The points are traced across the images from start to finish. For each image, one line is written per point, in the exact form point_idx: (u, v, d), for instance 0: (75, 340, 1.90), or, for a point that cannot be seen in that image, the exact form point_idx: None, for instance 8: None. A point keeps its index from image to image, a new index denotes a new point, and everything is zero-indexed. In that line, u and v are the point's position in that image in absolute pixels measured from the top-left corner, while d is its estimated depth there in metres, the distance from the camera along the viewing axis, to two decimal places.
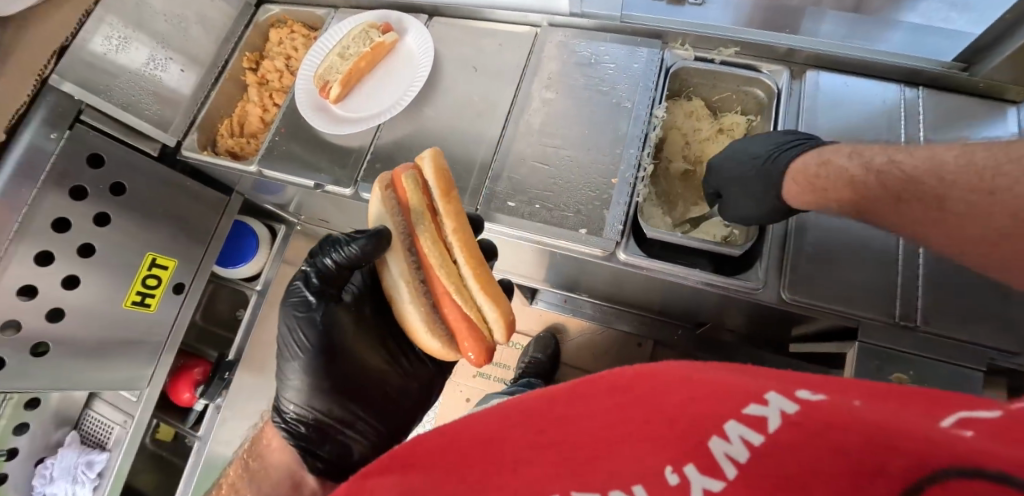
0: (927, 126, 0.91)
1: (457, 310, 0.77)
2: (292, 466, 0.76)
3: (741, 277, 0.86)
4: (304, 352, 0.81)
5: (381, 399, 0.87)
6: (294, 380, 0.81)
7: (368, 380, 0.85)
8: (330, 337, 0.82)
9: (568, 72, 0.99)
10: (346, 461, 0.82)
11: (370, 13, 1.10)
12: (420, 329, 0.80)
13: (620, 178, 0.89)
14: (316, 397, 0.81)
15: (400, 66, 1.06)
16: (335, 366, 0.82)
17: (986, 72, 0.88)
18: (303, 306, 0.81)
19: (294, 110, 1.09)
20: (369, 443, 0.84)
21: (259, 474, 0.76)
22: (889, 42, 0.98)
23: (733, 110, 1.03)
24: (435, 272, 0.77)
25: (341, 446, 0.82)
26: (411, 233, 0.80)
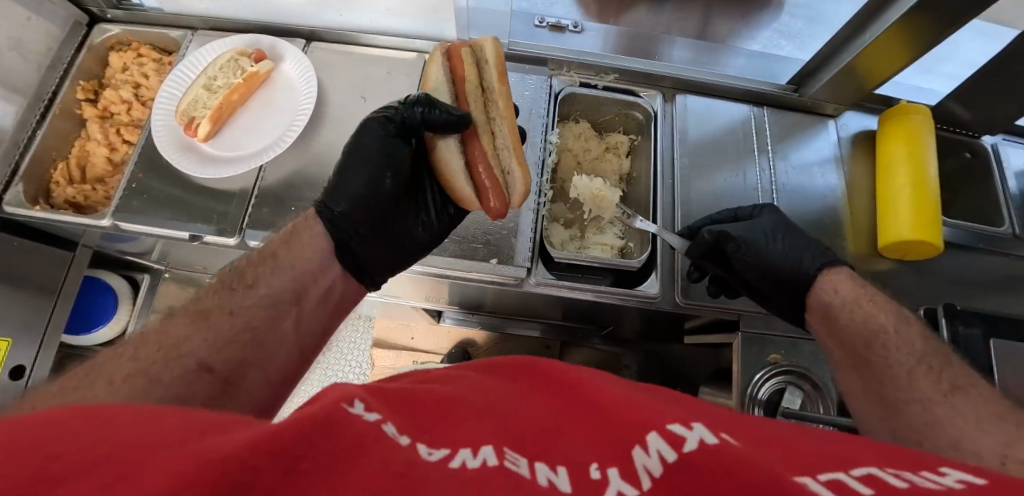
0: (771, 138, 1.07)
1: (487, 167, 0.77)
2: (323, 244, 0.72)
3: (640, 288, 0.93)
4: (368, 164, 0.74)
5: (406, 235, 0.79)
6: (347, 172, 0.75)
7: (400, 212, 0.79)
8: (382, 178, 0.74)
9: None
10: (362, 270, 0.76)
11: (237, 37, 0.99)
12: (455, 174, 0.77)
13: (524, 206, 0.92)
14: (361, 210, 0.73)
15: (279, 97, 0.97)
16: (383, 191, 0.74)
17: (812, 92, 1.06)
18: (382, 128, 0.75)
19: (152, 149, 0.96)
20: (382, 265, 0.78)
21: (285, 250, 0.69)
22: (729, 66, 1.20)
23: (617, 130, 1.11)
24: (480, 134, 0.78)
25: (358, 251, 0.74)
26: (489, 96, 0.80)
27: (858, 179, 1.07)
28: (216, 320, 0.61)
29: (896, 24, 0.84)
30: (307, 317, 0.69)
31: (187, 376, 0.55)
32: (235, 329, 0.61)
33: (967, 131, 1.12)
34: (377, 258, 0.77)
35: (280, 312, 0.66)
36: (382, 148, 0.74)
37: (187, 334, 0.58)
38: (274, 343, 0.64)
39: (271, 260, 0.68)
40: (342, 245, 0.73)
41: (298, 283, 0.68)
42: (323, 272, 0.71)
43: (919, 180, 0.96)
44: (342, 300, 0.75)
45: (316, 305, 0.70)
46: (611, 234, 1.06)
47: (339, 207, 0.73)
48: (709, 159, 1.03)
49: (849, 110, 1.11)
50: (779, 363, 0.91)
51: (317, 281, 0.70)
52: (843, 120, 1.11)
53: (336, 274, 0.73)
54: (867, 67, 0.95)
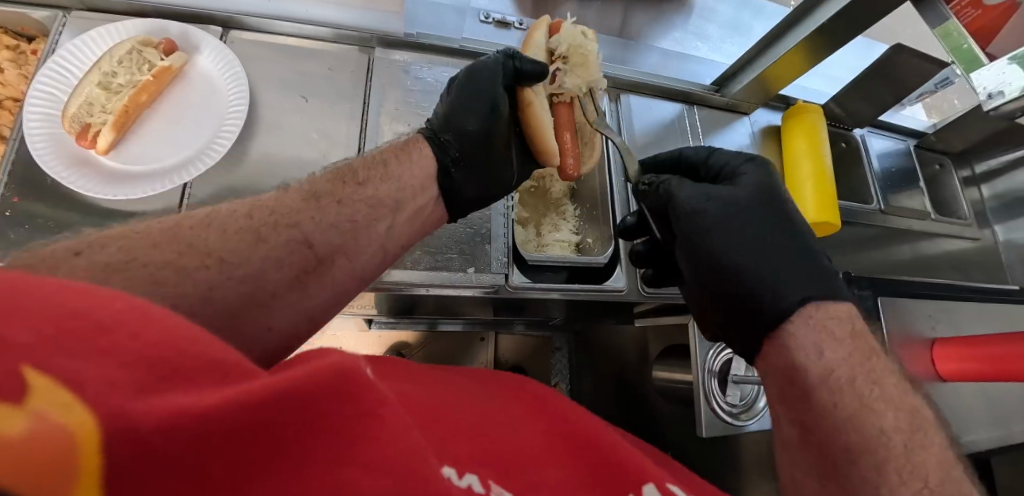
0: (703, 133, 1.17)
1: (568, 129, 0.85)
2: (427, 172, 0.70)
3: (609, 283, 0.97)
4: (475, 98, 0.74)
5: (496, 175, 0.79)
6: (454, 104, 0.75)
7: (500, 152, 0.78)
8: (488, 115, 0.74)
9: (412, 101, 0.92)
10: (459, 198, 0.73)
11: (132, 23, 0.82)
12: (546, 130, 0.80)
13: (494, 210, 0.91)
14: (467, 133, 0.73)
15: (199, 97, 0.83)
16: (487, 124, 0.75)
17: (733, 93, 1.18)
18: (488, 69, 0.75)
19: (28, 164, 0.76)
20: (471, 199, 0.76)
21: (395, 167, 0.67)
22: (646, 61, 1.28)
23: None
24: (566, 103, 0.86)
25: (459, 178, 0.73)
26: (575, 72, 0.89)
27: (768, 165, 1.22)
28: (322, 204, 0.57)
29: (805, 39, 0.97)
30: (399, 226, 0.64)
31: (287, 247, 0.52)
32: (336, 217, 0.57)
33: (841, 125, 1.31)
34: (472, 191, 0.75)
35: (378, 214, 0.60)
36: (488, 80, 0.75)
37: (297, 208, 0.55)
38: (368, 241, 0.59)
39: (382, 168, 0.65)
40: (449, 168, 0.72)
41: (398, 195, 0.64)
42: (421, 189, 0.68)
43: (818, 172, 1.13)
44: (429, 224, 0.71)
45: (407, 221, 0.65)
46: (568, 229, 1.10)
47: (450, 135, 0.74)
48: (652, 155, 1.10)
49: (760, 108, 1.25)
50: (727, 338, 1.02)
51: (416, 197, 0.67)
52: (755, 116, 1.25)
53: (431, 199, 0.70)
54: (777, 73, 1.09)
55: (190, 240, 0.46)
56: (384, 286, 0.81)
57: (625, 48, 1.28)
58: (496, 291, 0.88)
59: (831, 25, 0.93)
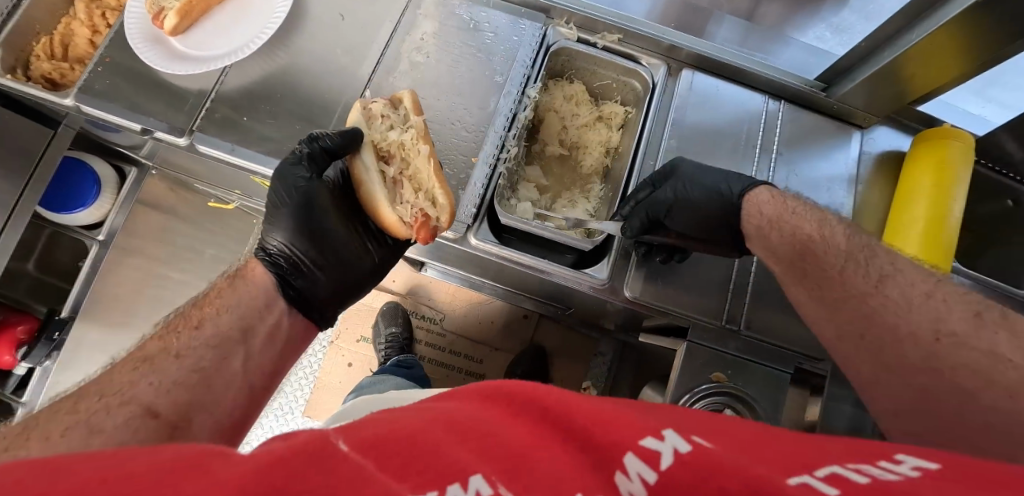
0: (780, 138, 0.95)
1: (415, 203, 0.78)
2: (269, 286, 0.77)
3: (590, 271, 0.86)
4: (286, 206, 0.78)
5: (348, 265, 0.82)
6: (275, 218, 0.79)
7: (338, 241, 0.81)
8: (308, 215, 0.79)
9: (445, 35, 0.91)
10: (311, 300, 0.80)
11: None
12: (381, 201, 0.77)
13: (481, 158, 0.84)
14: (295, 242, 0.78)
15: (255, 1, 0.92)
16: (311, 222, 0.79)
17: (840, 94, 0.93)
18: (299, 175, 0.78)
19: (124, 36, 0.94)
20: (333, 299, 0.83)
21: (239, 284, 0.75)
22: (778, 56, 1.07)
23: (613, 99, 1.01)
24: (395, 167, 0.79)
25: (309, 281, 0.80)
26: (390, 137, 0.80)
27: (870, 206, 0.94)
28: (161, 364, 0.63)
29: (945, 28, 0.70)
30: (255, 353, 0.72)
31: (130, 423, 0.56)
32: (182, 372, 0.64)
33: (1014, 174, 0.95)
34: (326, 291, 0.81)
35: (228, 351, 0.69)
36: (300, 186, 0.78)
37: (131, 377, 0.61)
38: (225, 382, 0.68)
39: (221, 298, 0.72)
40: (290, 280, 0.79)
41: (272, 294, 0.77)
42: (269, 308, 0.76)
43: (934, 217, 0.84)
44: (295, 332, 0.80)
45: (264, 344, 0.74)
46: (583, 209, 0.98)
47: (283, 242, 0.79)
48: (698, 150, 0.93)
49: (883, 125, 0.96)
50: (721, 383, 0.82)
51: (263, 320, 0.74)
52: (873, 134, 0.97)
53: (285, 311, 0.78)
54: (910, 74, 0.82)
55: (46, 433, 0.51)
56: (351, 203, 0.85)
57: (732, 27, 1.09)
58: (459, 240, 0.85)
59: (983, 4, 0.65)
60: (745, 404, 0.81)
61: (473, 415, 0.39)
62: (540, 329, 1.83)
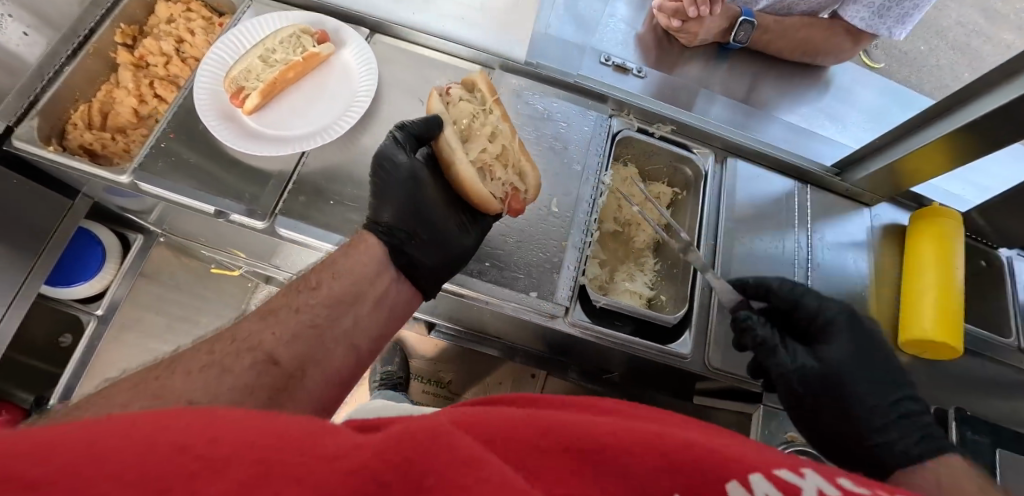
0: (810, 214, 1.08)
1: (506, 179, 0.83)
2: (379, 258, 0.73)
3: (675, 347, 0.89)
4: (388, 183, 0.78)
5: (447, 240, 0.80)
6: (379, 193, 0.78)
7: (435, 214, 0.81)
8: (407, 193, 0.79)
9: (521, 124, 0.95)
10: (423, 273, 0.77)
11: (300, 15, 0.95)
12: (474, 179, 0.79)
13: (571, 242, 0.88)
14: (402, 209, 0.77)
15: (334, 83, 0.93)
16: (410, 192, 0.79)
17: (855, 180, 1.08)
18: (397, 154, 0.79)
19: (189, 111, 0.91)
20: (435, 272, 0.79)
21: (352, 252, 0.73)
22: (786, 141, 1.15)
23: (660, 180, 1.10)
24: (480, 142, 0.83)
25: (416, 249, 0.77)
26: (470, 117, 0.85)
27: (885, 272, 1.08)
28: (283, 317, 0.62)
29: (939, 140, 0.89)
30: (362, 320, 0.68)
31: (254, 368, 0.55)
32: (300, 325, 0.62)
33: (985, 241, 1.18)
34: (431, 262, 0.78)
35: (340, 311, 0.66)
36: (403, 160, 0.79)
37: (255, 330, 0.59)
38: (336, 342, 0.64)
39: (332, 266, 0.69)
40: (401, 247, 0.76)
41: (382, 264, 0.74)
42: (379, 277, 0.72)
43: (944, 285, 0.98)
44: (401, 307, 0.76)
45: (372, 311, 0.70)
46: (642, 281, 1.06)
47: (391, 212, 0.77)
48: (748, 226, 1.02)
49: (885, 202, 1.14)
50: (796, 441, 0.91)
51: (373, 287, 0.71)
52: (877, 209, 1.14)
53: (392, 278, 0.74)
54: (912, 169, 0.99)
55: (157, 390, 0.48)
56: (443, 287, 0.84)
57: (723, 107, 1.14)
58: (554, 322, 0.86)
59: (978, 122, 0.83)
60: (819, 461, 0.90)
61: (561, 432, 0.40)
62: (550, 385, 1.85)
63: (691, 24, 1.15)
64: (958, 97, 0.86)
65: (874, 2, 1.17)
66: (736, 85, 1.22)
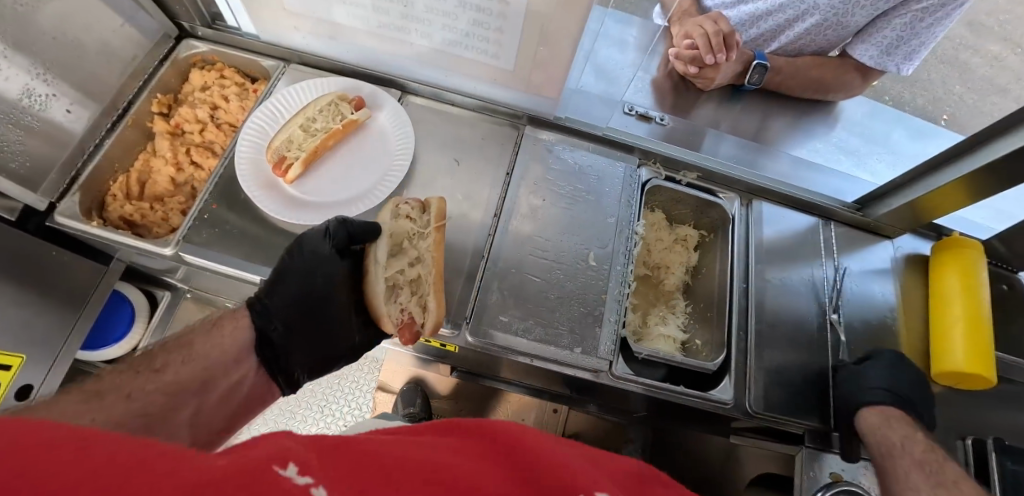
0: (836, 252, 1.09)
1: (406, 304, 0.79)
2: (244, 345, 0.71)
3: (716, 393, 0.91)
4: (295, 275, 0.74)
5: (337, 337, 0.80)
6: (281, 277, 0.74)
7: (337, 310, 0.78)
8: (313, 289, 0.75)
9: (553, 178, 0.98)
10: (282, 366, 0.74)
11: (336, 81, 0.97)
12: (374, 299, 0.78)
13: (610, 295, 0.90)
14: (290, 303, 0.74)
15: (371, 148, 0.95)
16: (319, 286, 0.76)
17: (878, 214, 1.10)
18: (321, 247, 0.76)
19: (230, 180, 0.92)
20: (303, 366, 0.77)
21: (214, 333, 0.70)
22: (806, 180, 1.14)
23: (687, 223, 1.13)
24: (401, 267, 0.78)
25: (292, 345, 0.75)
26: (406, 234, 0.80)
27: (911, 301, 1.11)
28: (108, 403, 0.55)
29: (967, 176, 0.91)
30: (204, 411, 0.66)
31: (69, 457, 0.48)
32: (126, 415, 0.56)
33: (1005, 266, 1.21)
34: (303, 358, 0.77)
35: (180, 402, 0.62)
36: (323, 254, 0.76)
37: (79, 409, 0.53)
38: (167, 434, 0.60)
39: (185, 349, 0.66)
40: (269, 339, 0.73)
41: (245, 351, 0.71)
42: (236, 365, 0.70)
43: (971, 317, 1.00)
44: (250, 396, 0.73)
45: (217, 403, 0.67)
46: (675, 324, 1.07)
47: (291, 309, 0.74)
48: (778, 266, 1.04)
49: (907, 233, 1.16)
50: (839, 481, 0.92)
51: (227, 376, 0.68)
52: (899, 240, 1.16)
53: (250, 370, 0.72)
54: (934, 203, 1.01)
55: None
56: (490, 346, 0.85)
57: (733, 145, 1.15)
58: (599, 376, 0.87)
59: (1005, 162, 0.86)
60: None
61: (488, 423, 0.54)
62: (572, 418, 1.85)
63: (708, 70, 1.17)
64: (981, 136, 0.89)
65: (882, 42, 1.21)
66: (744, 123, 1.23)
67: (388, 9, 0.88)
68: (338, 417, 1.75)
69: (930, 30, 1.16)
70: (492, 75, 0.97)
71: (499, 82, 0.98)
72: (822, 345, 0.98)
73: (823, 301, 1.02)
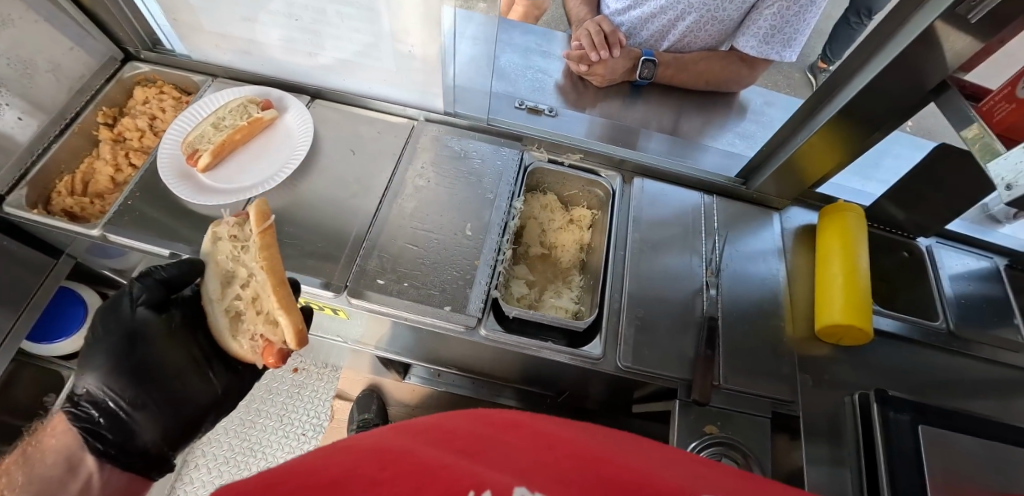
0: (719, 224, 1.15)
1: (255, 330, 0.88)
2: (71, 451, 0.75)
3: (586, 349, 0.97)
4: (110, 353, 0.79)
5: (182, 399, 0.84)
6: (92, 362, 0.79)
7: (168, 373, 0.83)
8: (129, 359, 0.80)
9: (440, 163, 1.10)
10: (130, 446, 0.79)
11: (250, 88, 1.13)
12: (221, 335, 0.87)
13: (483, 260, 0.98)
14: (111, 382, 0.79)
15: (276, 142, 1.08)
16: (136, 355, 0.81)
17: (758, 185, 1.17)
18: (125, 317, 0.81)
19: (154, 174, 1.07)
20: (158, 438, 0.82)
21: (33, 458, 0.74)
22: (695, 159, 1.23)
23: (581, 204, 1.21)
24: (236, 285, 0.89)
25: (130, 427, 0.79)
26: (231, 261, 0.90)
27: (799, 270, 1.15)
28: None
29: (825, 126, 0.98)
30: None
31: None
32: None
33: (902, 233, 1.23)
34: (153, 434, 0.81)
35: None
36: (128, 319, 0.81)
37: None
38: None
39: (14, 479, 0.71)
40: (100, 432, 0.77)
41: (73, 456, 0.75)
42: (70, 475, 0.73)
43: (849, 269, 1.04)
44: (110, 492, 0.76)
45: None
46: (568, 297, 1.13)
47: (114, 392, 0.78)
48: (659, 241, 1.10)
49: (793, 206, 1.22)
50: (714, 434, 0.94)
51: (64, 484, 0.71)
52: (788, 213, 1.22)
53: (93, 470, 0.75)
54: (804, 164, 1.08)
55: None
56: (365, 306, 0.93)
57: (656, 141, 1.24)
58: (470, 333, 0.94)
59: (853, 104, 0.92)
60: (738, 450, 0.93)
61: (467, 423, 0.60)
62: None
63: (597, 67, 1.29)
64: (828, 89, 0.98)
65: (758, 32, 1.31)
66: (663, 120, 1.31)
67: (288, 24, 1.02)
68: (296, 426, 1.82)
69: (798, 18, 1.26)
70: (384, 76, 1.11)
71: (391, 82, 1.12)
72: (697, 305, 1.04)
73: (704, 264, 1.09)
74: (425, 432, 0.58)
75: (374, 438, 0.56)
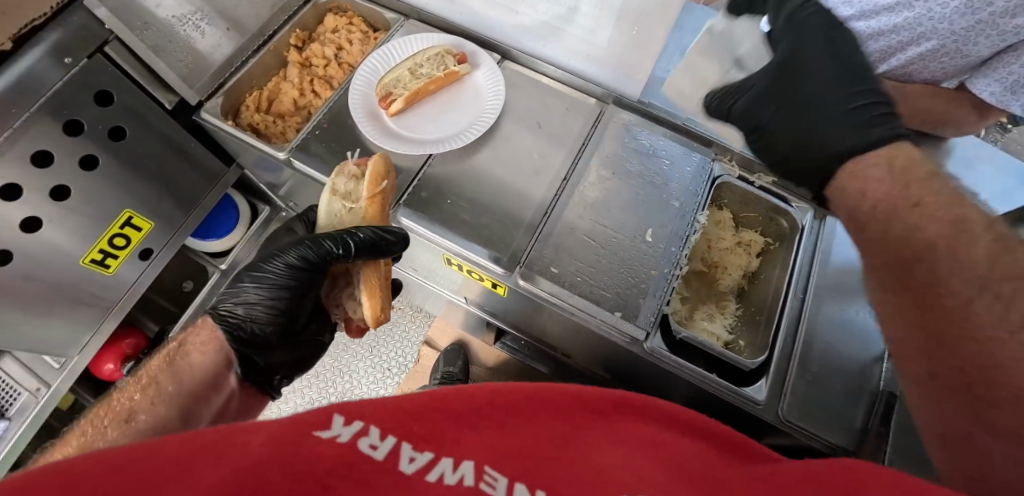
0: None
1: (341, 302, 0.91)
2: (215, 372, 0.72)
3: (749, 390, 0.89)
4: (281, 292, 0.78)
5: (307, 343, 0.87)
6: (264, 295, 0.78)
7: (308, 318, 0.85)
8: (298, 303, 0.80)
9: (625, 155, 1.03)
10: (268, 379, 0.80)
11: (445, 38, 1.09)
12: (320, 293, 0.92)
13: (660, 272, 0.92)
14: (276, 318, 0.78)
15: (465, 99, 1.04)
16: (301, 302, 0.80)
17: None
18: (305, 268, 0.77)
19: (340, 109, 1.07)
20: (286, 375, 0.84)
21: (183, 370, 0.68)
22: None
23: (754, 228, 1.12)
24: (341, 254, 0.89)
25: (272, 361, 0.81)
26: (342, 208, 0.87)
27: None
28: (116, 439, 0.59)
29: None
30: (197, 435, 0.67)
31: None
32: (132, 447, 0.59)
33: None
34: (284, 368, 0.83)
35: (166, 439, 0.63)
36: (309, 272, 0.78)
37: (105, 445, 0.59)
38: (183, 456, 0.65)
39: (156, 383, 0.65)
40: (251, 362, 0.78)
41: (219, 380, 0.72)
42: (211, 398, 0.70)
43: None
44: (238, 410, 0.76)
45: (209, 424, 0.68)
46: (723, 324, 1.07)
47: (275, 329, 0.78)
48: (841, 289, 1.00)
49: None
50: None
51: (208, 405, 0.68)
52: None
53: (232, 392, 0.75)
54: None
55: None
56: (535, 292, 0.90)
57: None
58: (633, 344, 0.89)
59: None
60: None
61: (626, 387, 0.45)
62: None
63: None
64: None
65: (1007, 78, 1.08)
66: None
67: None
68: (383, 360, 1.88)
69: None
70: (587, 50, 1.03)
71: (595, 59, 1.04)
72: (876, 374, 0.94)
73: None
74: (595, 398, 0.44)
75: (556, 395, 0.43)
